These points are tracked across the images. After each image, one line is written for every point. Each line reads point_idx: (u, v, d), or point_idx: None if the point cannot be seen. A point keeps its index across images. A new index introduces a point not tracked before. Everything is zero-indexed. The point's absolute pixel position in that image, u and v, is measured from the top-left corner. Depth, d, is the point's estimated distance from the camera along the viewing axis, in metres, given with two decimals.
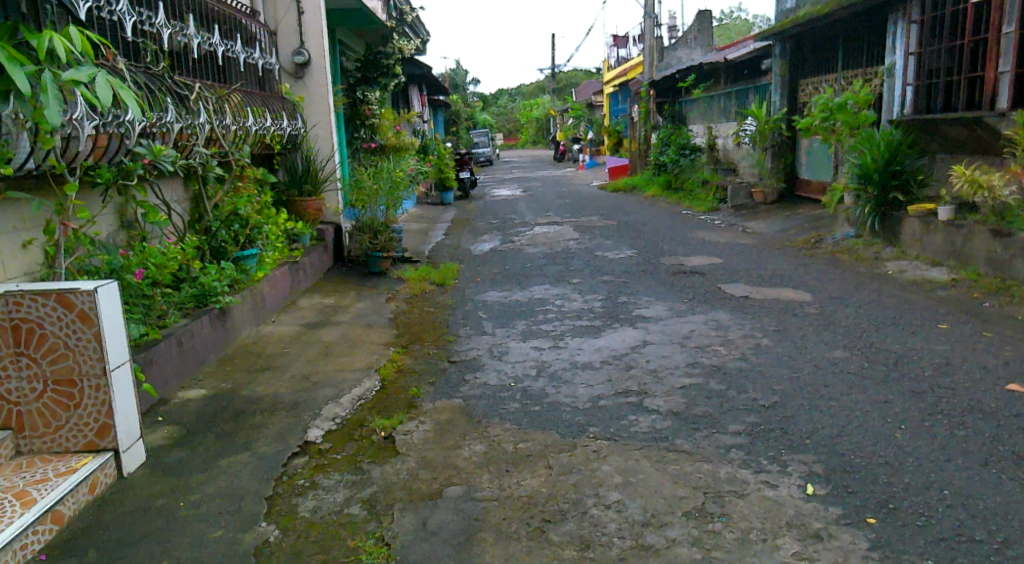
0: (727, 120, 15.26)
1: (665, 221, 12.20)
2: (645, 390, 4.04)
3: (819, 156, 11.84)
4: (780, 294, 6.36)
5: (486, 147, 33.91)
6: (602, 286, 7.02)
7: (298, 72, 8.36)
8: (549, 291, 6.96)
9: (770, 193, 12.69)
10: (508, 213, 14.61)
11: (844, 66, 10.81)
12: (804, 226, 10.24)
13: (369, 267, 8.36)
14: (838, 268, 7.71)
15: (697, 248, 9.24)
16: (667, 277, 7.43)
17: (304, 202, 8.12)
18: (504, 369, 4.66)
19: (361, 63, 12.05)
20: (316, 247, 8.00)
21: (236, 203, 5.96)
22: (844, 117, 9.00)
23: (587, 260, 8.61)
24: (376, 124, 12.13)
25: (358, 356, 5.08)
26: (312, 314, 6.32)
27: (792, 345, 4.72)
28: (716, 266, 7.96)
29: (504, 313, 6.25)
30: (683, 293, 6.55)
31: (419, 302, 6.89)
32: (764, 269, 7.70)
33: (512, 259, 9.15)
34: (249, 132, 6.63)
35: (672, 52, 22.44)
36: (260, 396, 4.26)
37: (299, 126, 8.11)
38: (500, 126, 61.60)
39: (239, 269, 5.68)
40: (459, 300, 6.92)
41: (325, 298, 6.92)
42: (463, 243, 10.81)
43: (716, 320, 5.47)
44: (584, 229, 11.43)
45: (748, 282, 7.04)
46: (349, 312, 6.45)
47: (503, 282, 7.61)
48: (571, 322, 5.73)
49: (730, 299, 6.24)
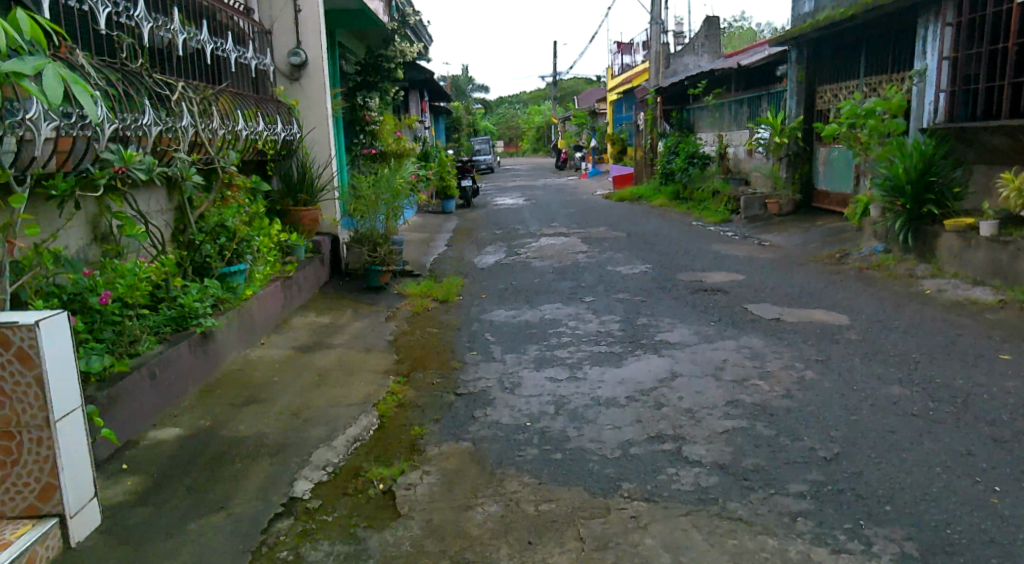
0: (738, 127, 14.81)
1: (677, 233, 11.73)
2: (682, 433, 3.54)
3: (839, 166, 11.36)
4: (813, 316, 5.87)
5: (488, 156, 33.54)
6: (618, 306, 6.54)
7: (294, 74, 7.88)
8: (562, 310, 6.47)
9: (786, 204, 12.22)
10: (512, 223, 14.12)
11: (866, 72, 10.35)
12: (825, 240, 9.75)
13: (367, 281, 7.86)
14: (869, 286, 7.23)
15: (714, 263, 8.77)
16: (688, 296, 6.93)
17: (299, 212, 7.63)
18: (518, 404, 4.16)
19: (361, 66, 11.61)
20: (311, 260, 7.49)
21: (222, 215, 5.46)
22: (874, 124, 8.68)
23: (599, 275, 8.12)
24: (376, 131, 11.63)
25: (354, 385, 4.56)
26: (305, 334, 5.81)
27: (841, 379, 4.23)
28: (739, 283, 7.48)
29: (514, 336, 5.75)
30: (709, 314, 6.06)
31: (422, 322, 6.39)
32: (790, 287, 7.21)
33: (520, 273, 8.66)
34: (238, 136, 6.14)
35: (678, 59, 22.00)
36: (243, 435, 3.75)
37: (295, 131, 7.63)
38: (502, 134, 61.25)
39: (225, 287, 5.18)
40: (465, 320, 6.42)
41: (321, 316, 6.42)
42: (466, 255, 10.31)
43: (749, 347, 4.98)
44: (592, 240, 10.94)
45: (775, 301, 6.55)
46: (346, 332, 5.94)
47: (511, 300, 7.12)
48: (590, 348, 5.23)
49: (760, 322, 5.75)
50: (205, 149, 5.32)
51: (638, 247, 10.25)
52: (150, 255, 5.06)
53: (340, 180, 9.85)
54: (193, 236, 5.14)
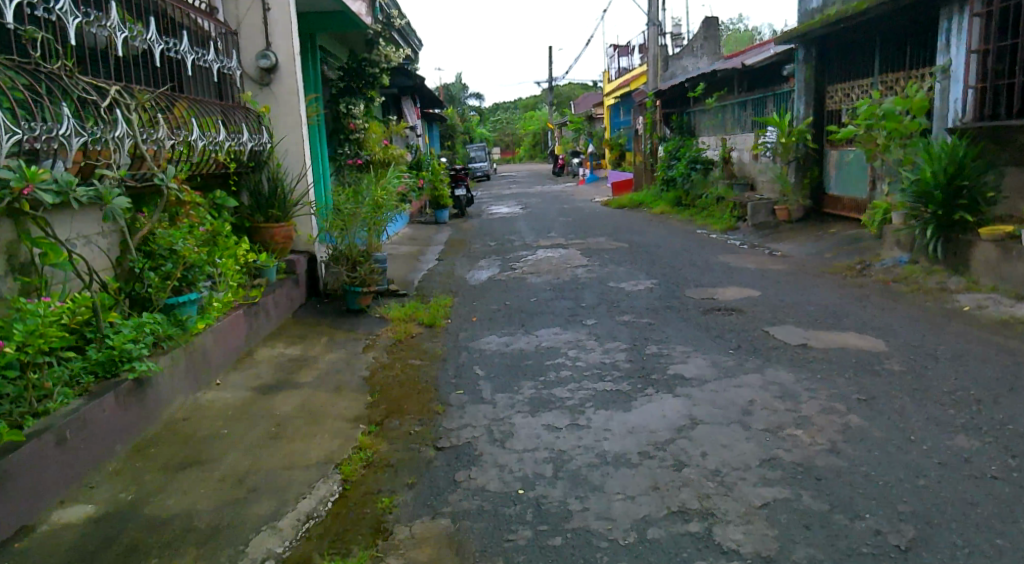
0: (742, 130, 14.18)
1: (682, 243, 11.07)
2: (711, 507, 2.85)
3: (852, 170, 10.72)
4: (845, 341, 5.19)
5: (484, 163, 32.91)
6: (622, 330, 5.85)
7: (263, 79, 7.20)
8: (560, 337, 5.78)
9: (795, 211, 11.58)
10: (507, 234, 13.46)
11: (882, 70, 9.72)
12: (842, 249, 9.09)
13: (346, 303, 7.17)
14: (898, 302, 6.57)
15: (724, 277, 8.10)
16: (699, 316, 6.26)
17: (270, 230, 6.95)
18: (509, 464, 3.47)
19: (344, 72, 10.97)
20: (284, 282, 6.82)
21: (170, 237, 4.74)
22: (894, 125, 8.03)
23: (600, 293, 7.45)
24: (360, 139, 11.18)
25: (316, 438, 3.88)
26: (269, 370, 5.13)
27: (895, 426, 3.54)
28: (754, 301, 6.82)
29: (507, 369, 5.06)
30: (727, 340, 5.37)
31: (404, 352, 5.70)
32: (812, 304, 6.54)
33: (514, 290, 7.99)
34: (194, 148, 5.44)
35: (677, 61, 21.38)
36: (170, 513, 3.10)
37: (264, 141, 6.96)
38: (499, 141, 60.70)
39: (171, 321, 4.50)
40: (451, 349, 5.73)
41: (290, 347, 5.73)
42: (458, 270, 9.64)
43: (777, 383, 4.29)
44: (592, 252, 10.26)
45: (797, 322, 5.88)
46: (315, 367, 5.25)
47: (504, 324, 6.43)
48: (594, 385, 4.54)
49: (785, 350, 5.08)
50: (148, 162, 4.53)
51: (641, 259, 9.58)
52: (81, 285, 4.38)
53: (321, 192, 9.24)
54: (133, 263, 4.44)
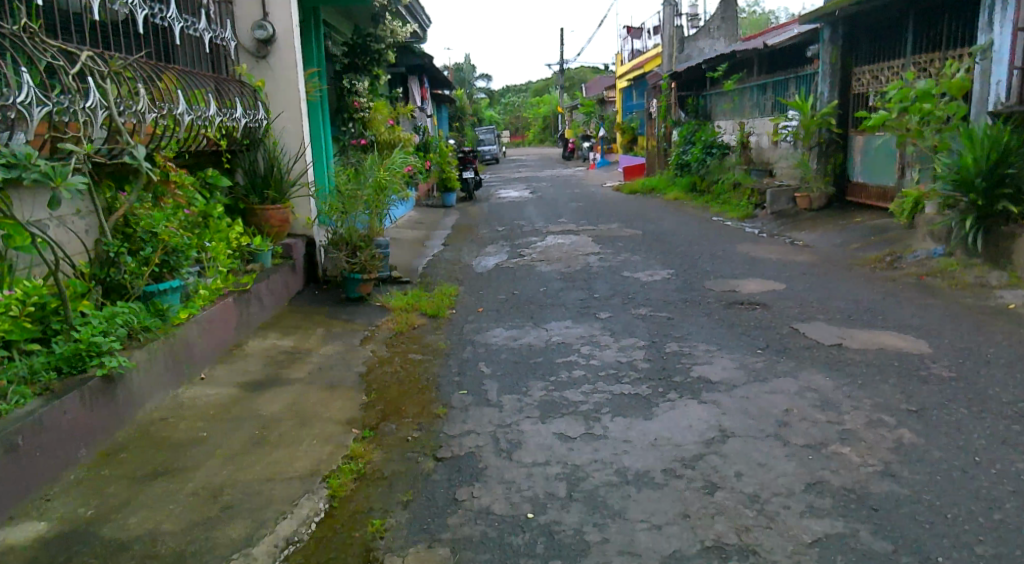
0: (761, 114, 13.69)
1: (698, 230, 10.64)
2: (753, 543, 2.47)
3: (879, 156, 10.24)
4: (883, 342, 4.79)
5: (493, 146, 32.41)
6: (640, 325, 5.45)
7: (260, 51, 6.77)
8: (572, 331, 5.39)
9: (817, 198, 11.10)
10: (516, 219, 13.02)
11: (914, 50, 9.28)
12: (869, 241, 8.66)
13: (346, 291, 6.79)
14: (934, 298, 6.16)
15: (745, 267, 7.69)
16: (721, 311, 5.85)
17: (266, 212, 6.56)
18: (518, 479, 3.08)
19: (348, 46, 10.50)
20: (280, 267, 6.43)
21: (151, 219, 4.31)
22: (930, 108, 7.58)
23: (614, 283, 7.04)
24: (366, 118, 10.81)
25: (303, 445, 3.49)
26: (258, 364, 4.74)
27: (954, 446, 3.14)
28: (778, 294, 6.41)
29: (516, 367, 4.68)
30: (754, 339, 4.97)
31: (404, 346, 5.31)
32: (842, 299, 6.11)
33: (523, 279, 7.59)
34: (182, 123, 5.01)
35: (693, 43, 20.79)
36: (131, 535, 2.73)
37: (260, 117, 6.54)
38: (509, 124, 60.07)
39: (150, 311, 4.10)
40: (456, 343, 5.35)
41: (284, 338, 5.34)
42: (465, 256, 9.25)
43: (813, 389, 3.89)
44: (604, 239, 9.85)
45: (828, 319, 5.47)
46: (308, 361, 4.86)
47: (512, 316, 6.04)
48: (610, 387, 4.14)
49: (818, 350, 4.67)
50: (123, 136, 4.06)
51: (657, 248, 9.15)
52: (51, 270, 3.98)
53: (322, 175, 8.95)
54: (107, 247, 4.03)
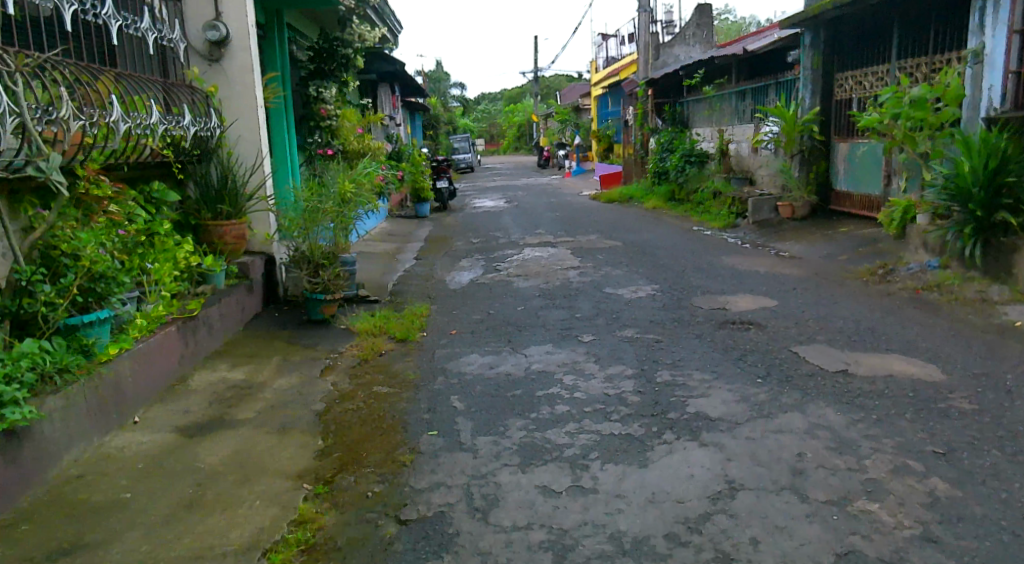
0: (740, 121, 13.39)
1: (680, 242, 10.26)
2: None
3: (863, 164, 9.96)
4: (891, 367, 4.41)
5: (468, 154, 31.94)
6: (627, 350, 5.02)
7: (212, 54, 6.26)
8: (553, 358, 4.94)
9: (800, 207, 10.81)
10: (492, 230, 12.59)
11: (900, 55, 9.01)
12: (858, 252, 8.32)
13: (308, 313, 6.28)
14: (936, 315, 5.81)
15: (733, 283, 7.30)
16: (713, 332, 5.43)
17: (219, 229, 6.05)
18: (495, 550, 2.63)
19: (314, 52, 10.00)
20: (235, 288, 5.92)
21: (76, 241, 3.79)
22: (922, 115, 7.28)
23: (597, 301, 6.62)
24: (332, 127, 10.39)
25: (243, 508, 3.00)
26: (202, 404, 4.23)
27: (997, 500, 2.75)
28: (771, 312, 6.02)
29: (493, 401, 4.21)
30: (752, 365, 4.56)
31: (369, 377, 4.82)
32: (839, 318, 5.75)
33: (498, 296, 7.13)
34: (117, 132, 4.49)
35: (669, 50, 20.50)
36: None
37: (213, 126, 6.04)
38: (483, 133, 59.67)
39: (71, 349, 3.58)
40: (426, 373, 4.87)
41: (235, 371, 4.83)
42: (437, 271, 8.77)
43: (825, 427, 3.47)
44: (584, 252, 9.43)
45: (829, 340, 5.08)
46: (260, 398, 4.36)
47: (488, 340, 5.58)
48: (598, 426, 3.70)
49: (823, 378, 4.27)
50: (34, 143, 3.50)
51: (639, 261, 8.76)
52: None
53: (286, 181, 8.88)
54: (19, 275, 3.50)
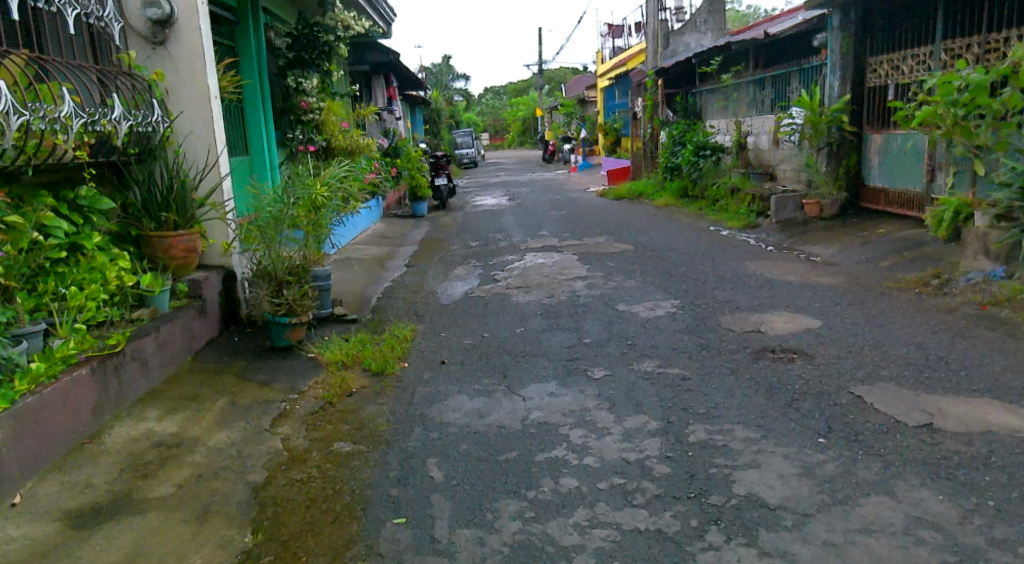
0: (758, 112, 12.44)
1: (698, 245, 9.31)
2: None
3: (901, 158, 8.98)
4: (989, 419, 3.47)
5: (471, 148, 30.97)
6: (648, 392, 4.07)
7: (156, 35, 5.36)
8: (556, 404, 4.00)
9: (829, 205, 9.84)
10: (491, 231, 11.65)
11: (945, 35, 8.05)
12: (903, 258, 7.37)
13: (271, 338, 5.37)
14: (1016, 337, 4.87)
15: (765, 296, 6.36)
16: (750, 365, 4.49)
17: (165, 241, 5.12)
18: None
19: (293, 38, 9.09)
20: (183, 311, 5.00)
21: None
22: (983, 103, 6.33)
23: (607, 321, 5.67)
24: (315, 121, 9.43)
25: None
26: (111, 471, 3.35)
27: None
28: (816, 335, 5.09)
29: (482, 468, 3.30)
30: (808, 416, 3.61)
31: (330, 428, 3.91)
32: (898, 344, 4.80)
33: (493, 314, 6.19)
34: (6, 128, 3.65)
35: (679, 37, 19.20)
36: None
37: (154, 119, 5.14)
38: (487, 127, 58.68)
39: None
40: (401, 422, 3.96)
41: (165, 422, 3.90)
42: (428, 282, 7.83)
43: (929, 523, 2.55)
44: (592, 258, 8.49)
45: (895, 378, 4.13)
46: (186, 461, 3.45)
47: (480, 375, 4.65)
48: (618, 515, 2.78)
49: (904, 434, 3.35)
50: None
51: (653, 269, 7.80)
52: None
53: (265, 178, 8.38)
54: None
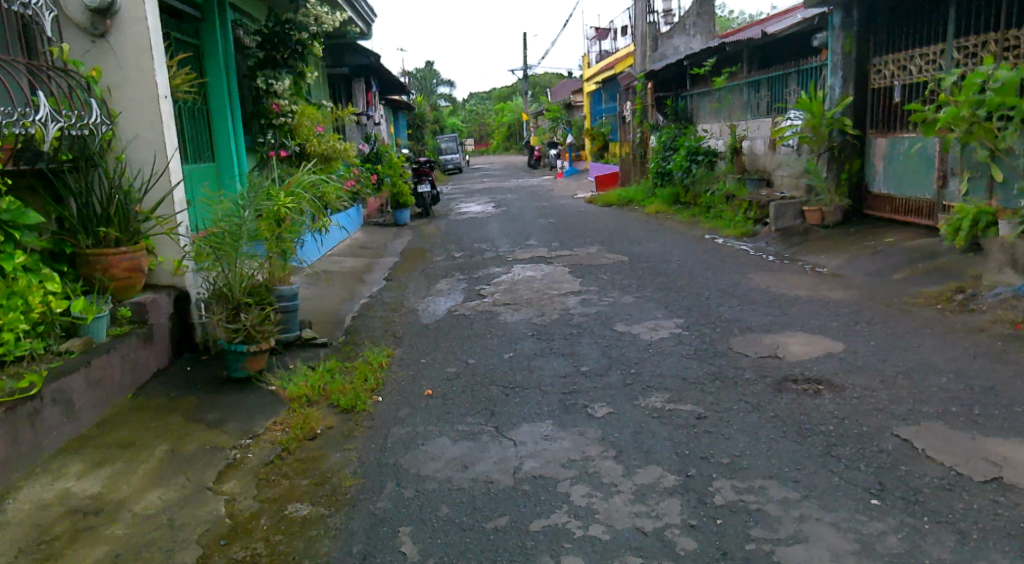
0: (753, 114, 11.95)
1: (697, 255, 8.76)
2: None
3: (909, 163, 8.51)
4: None
5: (456, 153, 30.38)
6: (659, 435, 3.50)
7: (96, 26, 4.74)
8: (553, 451, 3.42)
9: (831, 213, 9.32)
10: (476, 240, 11.06)
11: (958, 33, 7.59)
12: (919, 269, 6.86)
13: (228, 368, 4.74)
14: None
15: (775, 313, 5.82)
16: (773, 398, 3.93)
17: (103, 260, 4.50)
18: None
19: (263, 36, 8.50)
20: (123, 339, 4.37)
21: None
22: (1009, 103, 5.85)
23: (605, 344, 5.09)
24: (287, 125, 8.77)
25: None
26: (7, 551, 2.76)
27: None
28: (841, 361, 4.53)
29: (466, 543, 2.71)
30: (851, 467, 3.05)
31: (285, 484, 3.32)
32: (935, 372, 4.26)
33: (479, 335, 5.59)
34: None
35: (667, 40, 18.74)
36: None
37: (90, 121, 4.52)
38: (472, 132, 58.17)
39: None
40: (371, 474, 3.36)
41: (87, 480, 3.30)
42: (409, 298, 7.23)
43: None
44: (584, 271, 7.93)
45: (944, 416, 3.57)
46: (103, 535, 2.86)
47: (464, 412, 4.06)
48: None
49: (973, 494, 2.80)
50: None
51: (651, 282, 7.25)
52: None
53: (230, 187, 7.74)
54: None
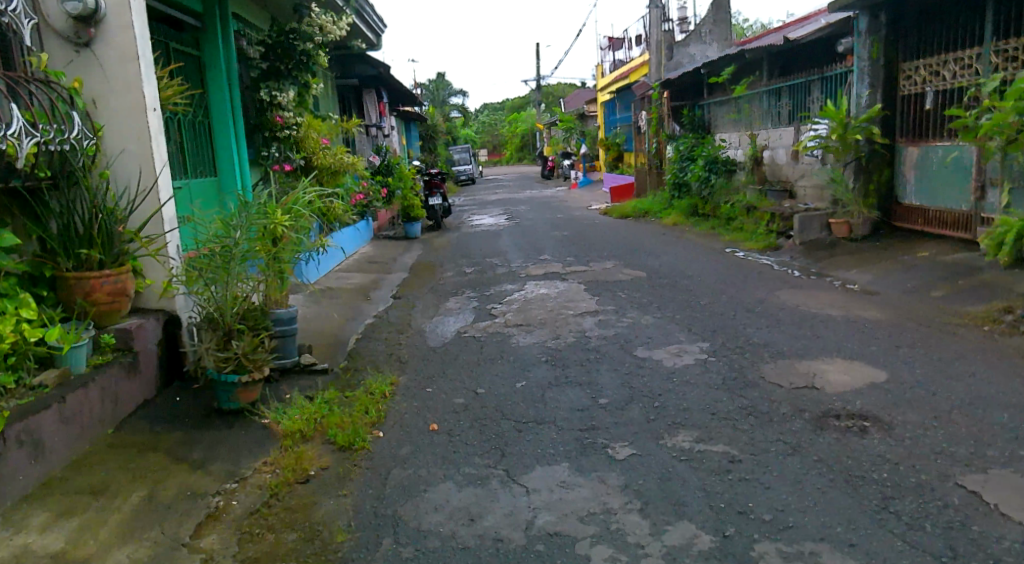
0: (774, 123, 11.55)
1: (718, 271, 8.36)
2: None
3: (943, 172, 8.08)
4: None
5: (468, 164, 30.12)
6: (689, 483, 3.11)
7: (79, 33, 4.44)
8: (570, 501, 3.05)
9: (859, 225, 8.89)
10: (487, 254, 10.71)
11: (996, 35, 7.19)
12: (958, 287, 6.43)
13: (218, 401, 4.40)
14: None
15: (808, 335, 5.42)
16: (814, 438, 3.53)
17: (82, 284, 4.17)
18: None
19: (266, 46, 8.22)
20: (105, 369, 4.05)
21: None
22: None
23: (625, 372, 4.71)
24: (292, 137, 8.47)
25: None
26: None
27: None
28: (886, 392, 4.12)
29: None
30: (914, 528, 2.66)
31: (271, 539, 2.97)
32: (993, 406, 3.84)
33: (489, 361, 5.22)
34: None
35: (683, 48, 18.37)
36: None
37: (70, 134, 4.21)
38: (485, 143, 57.97)
39: None
40: (366, 527, 3.00)
41: (51, 535, 2.96)
42: (416, 318, 6.88)
43: None
44: (600, 288, 7.55)
45: (1012, 461, 3.16)
46: None
47: (471, 451, 3.68)
48: None
49: None
50: None
51: (671, 300, 6.86)
52: None
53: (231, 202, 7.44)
54: None
